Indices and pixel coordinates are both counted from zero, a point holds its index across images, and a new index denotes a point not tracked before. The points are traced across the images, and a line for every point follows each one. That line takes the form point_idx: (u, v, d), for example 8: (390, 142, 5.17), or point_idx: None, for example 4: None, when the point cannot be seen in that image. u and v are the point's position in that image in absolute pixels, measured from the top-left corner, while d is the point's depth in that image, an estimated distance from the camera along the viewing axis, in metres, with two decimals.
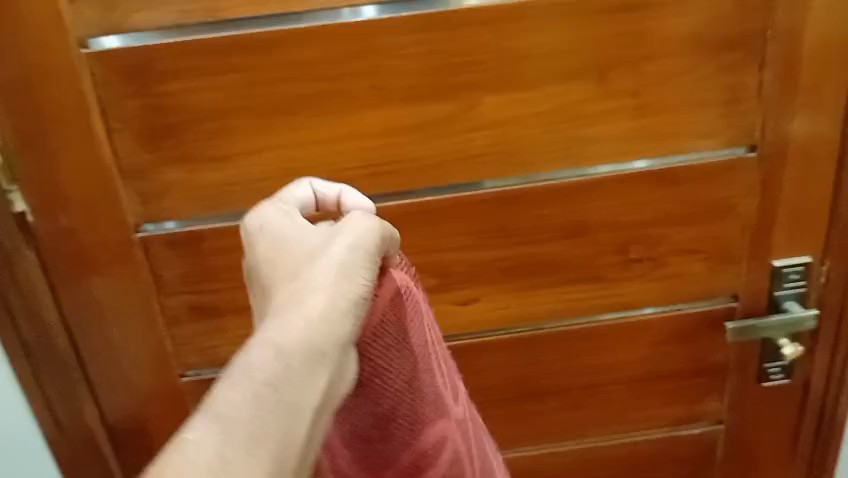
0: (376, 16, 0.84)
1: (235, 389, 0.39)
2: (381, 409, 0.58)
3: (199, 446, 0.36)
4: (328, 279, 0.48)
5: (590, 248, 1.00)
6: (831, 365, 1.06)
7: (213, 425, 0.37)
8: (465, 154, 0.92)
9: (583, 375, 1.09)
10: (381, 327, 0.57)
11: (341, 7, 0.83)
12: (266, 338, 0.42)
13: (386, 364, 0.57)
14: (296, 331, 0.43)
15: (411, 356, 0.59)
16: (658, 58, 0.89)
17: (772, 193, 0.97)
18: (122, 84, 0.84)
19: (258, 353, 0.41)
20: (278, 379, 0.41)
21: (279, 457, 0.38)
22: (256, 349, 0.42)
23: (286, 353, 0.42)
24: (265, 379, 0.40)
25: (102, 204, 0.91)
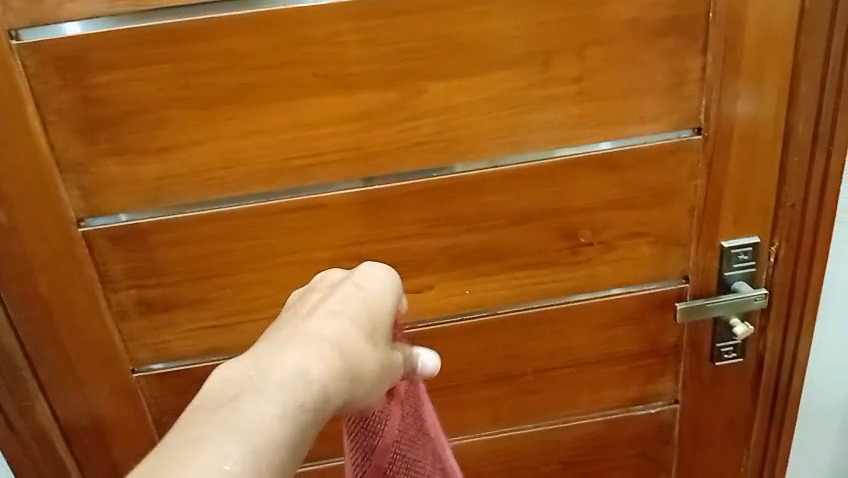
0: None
1: (274, 434, 0.45)
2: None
3: None
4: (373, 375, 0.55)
5: (539, 235, 0.97)
6: (783, 342, 1.09)
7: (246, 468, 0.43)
8: (409, 143, 0.89)
9: (538, 360, 1.08)
10: (402, 423, 0.67)
11: None
12: (317, 397, 0.49)
13: (411, 456, 0.68)
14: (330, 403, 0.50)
15: (426, 442, 0.70)
16: (602, 42, 0.86)
17: (719, 175, 0.96)
18: (55, 74, 0.80)
19: (311, 408, 0.48)
20: (304, 440, 0.47)
21: None
22: (309, 399, 0.48)
23: (320, 422, 0.49)
24: (298, 439, 0.47)
25: (42, 199, 0.86)
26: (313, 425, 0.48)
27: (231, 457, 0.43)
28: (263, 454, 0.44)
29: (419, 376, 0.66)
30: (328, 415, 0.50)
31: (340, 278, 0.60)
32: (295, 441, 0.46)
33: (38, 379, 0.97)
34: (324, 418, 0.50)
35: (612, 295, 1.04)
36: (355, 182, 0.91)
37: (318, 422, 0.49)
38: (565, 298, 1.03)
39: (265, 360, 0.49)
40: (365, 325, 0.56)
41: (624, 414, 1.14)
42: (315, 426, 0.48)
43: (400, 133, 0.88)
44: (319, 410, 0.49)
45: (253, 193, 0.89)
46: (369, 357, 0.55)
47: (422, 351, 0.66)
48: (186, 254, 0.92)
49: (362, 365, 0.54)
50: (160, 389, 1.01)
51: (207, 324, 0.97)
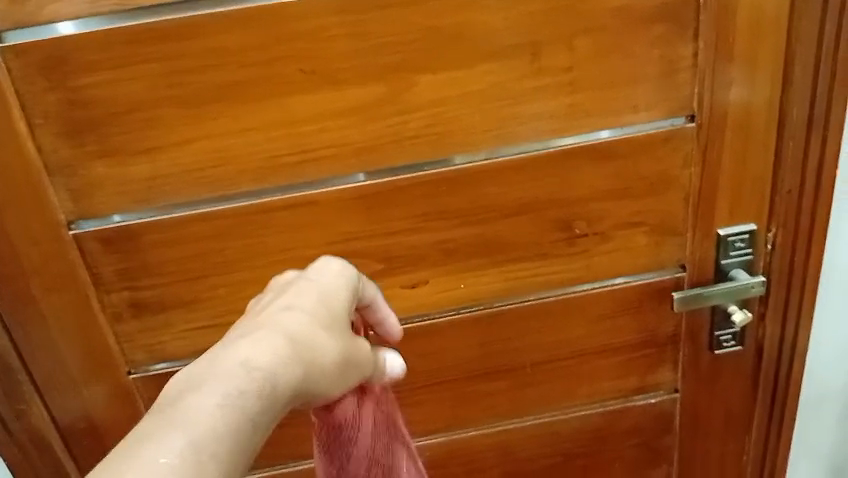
0: None
1: (218, 419, 0.46)
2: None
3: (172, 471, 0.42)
4: (323, 365, 0.56)
5: (533, 227, 0.97)
6: (782, 329, 1.08)
7: (189, 454, 0.44)
8: (399, 138, 0.88)
9: (536, 353, 1.07)
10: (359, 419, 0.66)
11: None
12: (265, 383, 0.50)
13: None
14: (281, 389, 0.51)
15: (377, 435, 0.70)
16: (591, 31, 0.86)
17: (713, 163, 0.95)
18: (40, 77, 0.80)
19: (258, 395, 0.49)
20: (254, 425, 0.48)
21: None
22: (253, 387, 0.49)
23: (271, 408, 0.50)
24: (245, 423, 0.47)
25: (31, 202, 0.86)
26: (262, 411, 0.49)
27: (179, 448, 0.44)
28: (211, 441, 0.45)
29: (385, 380, 0.69)
30: (279, 403, 0.51)
31: (279, 287, 0.63)
32: (242, 426, 0.47)
33: (34, 383, 0.97)
34: (276, 405, 0.51)
35: (614, 285, 1.03)
36: (359, 175, 0.90)
37: (268, 409, 0.50)
38: (564, 290, 1.03)
39: (206, 363, 0.51)
40: (308, 320, 0.58)
41: (623, 405, 1.14)
42: (264, 413, 0.49)
43: (390, 128, 0.87)
44: (267, 396, 0.50)
45: (244, 191, 0.89)
46: (316, 348, 0.56)
47: (388, 354, 0.69)
48: (178, 254, 0.91)
49: (308, 355, 0.55)
50: (157, 390, 1.01)
51: (202, 323, 0.96)
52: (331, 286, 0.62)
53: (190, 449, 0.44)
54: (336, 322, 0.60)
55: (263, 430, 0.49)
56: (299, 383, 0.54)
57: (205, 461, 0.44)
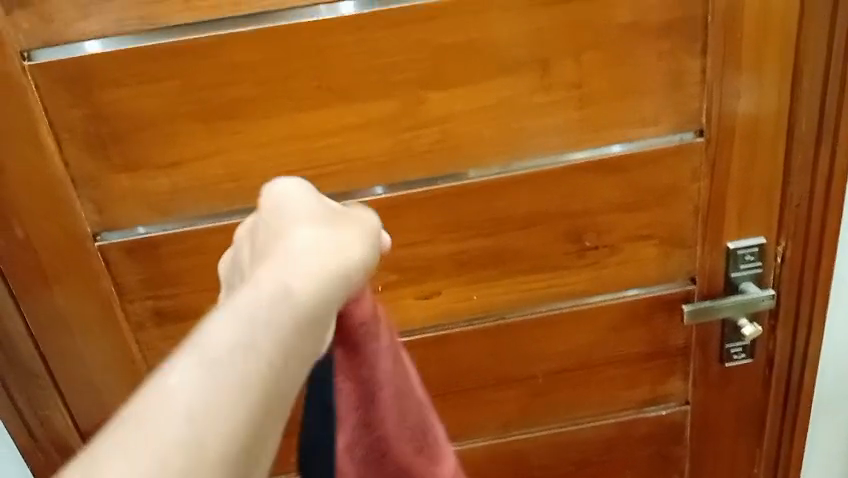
0: (353, 11, 0.83)
1: (225, 340, 0.43)
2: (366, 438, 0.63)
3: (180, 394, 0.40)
4: (349, 267, 0.53)
5: (544, 239, 0.99)
6: (792, 342, 1.09)
7: (198, 375, 0.41)
8: (412, 152, 0.90)
9: (547, 363, 1.09)
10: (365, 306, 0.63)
11: (317, 4, 0.82)
12: (268, 299, 0.46)
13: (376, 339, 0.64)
14: (293, 298, 0.47)
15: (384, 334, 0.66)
16: (600, 48, 0.88)
17: (722, 176, 0.97)
18: (67, 93, 0.83)
19: (279, 313, 0.46)
20: (271, 339, 0.44)
21: (263, 415, 0.42)
22: (272, 307, 0.46)
23: (300, 325, 0.47)
24: (258, 338, 0.44)
25: (57, 214, 0.89)
26: (289, 330, 0.46)
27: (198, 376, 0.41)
28: (235, 365, 0.42)
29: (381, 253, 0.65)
30: (307, 317, 0.48)
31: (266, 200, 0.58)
32: (255, 341, 0.44)
33: (60, 390, 1.00)
34: (306, 321, 0.48)
35: (625, 297, 1.05)
36: (377, 188, 0.93)
37: (296, 325, 0.46)
38: (574, 302, 1.04)
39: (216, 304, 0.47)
40: (311, 228, 0.54)
41: (635, 416, 1.15)
42: (291, 330, 0.46)
43: (403, 142, 0.90)
44: (290, 313, 0.46)
45: None
46: (333, 251, 0.52)
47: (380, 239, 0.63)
48: (197, 263, 0.94)
49: (328, 259, 0.51)
50: None
51: None
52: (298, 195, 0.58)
53: (197, 371, 0.41)
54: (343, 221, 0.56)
55: (296, 348, 0.46)
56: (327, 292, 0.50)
57: (228, 385, 0.41)
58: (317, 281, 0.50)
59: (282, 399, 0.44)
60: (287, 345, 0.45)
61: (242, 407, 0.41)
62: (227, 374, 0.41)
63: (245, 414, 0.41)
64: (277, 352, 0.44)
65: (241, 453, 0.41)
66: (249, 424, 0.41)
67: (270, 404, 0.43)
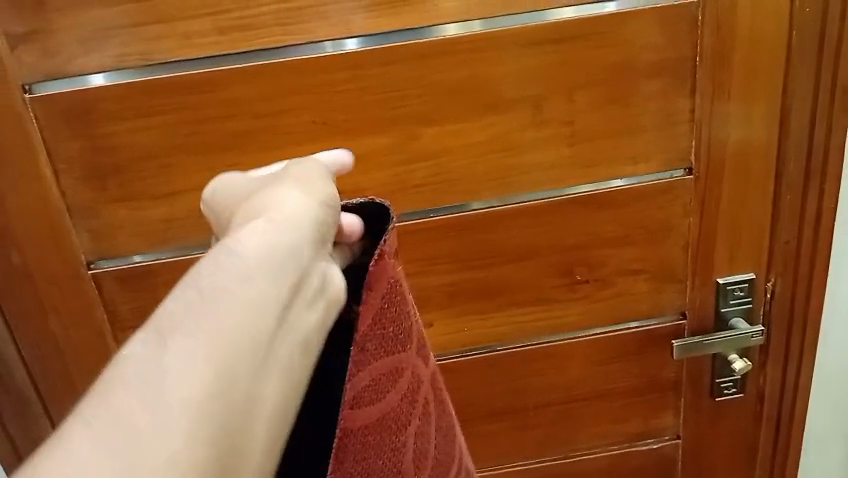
0: (358, 48, 0.84)
1: (166, 323, 0.41)
2: (396, 427, 0.55)
3: (122, 381, 0.38)
4: (295, 212, 0.51)
5: (535, 272, 1.00)
6: (784, 377, 1.09)
7: (139, 358, 0.39)
8: (405, 185, 0.92)
9: (538, 395, 1.09)
10: (388, 295, 0.56)
11: (321, 41, 0.84)
12: (206, 272, 0.45)
13: (391, 335, 0.56)
14: (235, 260, 0.46)
15: (402, 341, 0.57)
16: (589, 87, 0.89)
17: (711, 211, 0.98)
18: (66, 125, 0.85)
19: (223, 267, 0.45)
20: (213, 304, 0.43)
21: (219, 377, 0.40)
22: (218, 266, 0.45)
23: (253, 275, 0.45)
24: (198, 308, 0.42)
25: (52, 243, 0.90)
26: (237, 281, 0.44)
27: (149, 341, 0.40)
28: (183, 324, 0.41)
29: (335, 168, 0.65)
30: (257, 263, 0.46)
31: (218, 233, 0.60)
32: (194, 311, 0.42)
33: (51, 418, 0.99)
34: (260, 271, 0.46)
35: (630, 328, 1.06)
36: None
37: (246, 276, 0.45)
38: (574, 333, 1.05)
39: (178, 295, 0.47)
40: (247, 205, 0.54)
41: (626, 450, 1.15)
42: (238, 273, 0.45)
43: (395, 176, 0.91)
44: (236, 265, 0.45)
45: None
46: (274, 206, 0.51)
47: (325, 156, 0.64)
48: None
49: (266, 222, 0.49)
50: None
51: None
52: (241, 187, 0.58)
53: (140, 355, 0.40)
54: (282, 182, 0.55)
55: (253, 296, 0.45)
56: (283, 239, 0.49)
57: (178, 334, 0.40)
58: (266, 232, 0.48)
59: (250, 346, 0.42)
60: (238, 293, 0.44)
61: (199, 354, 0.40)
62: (174, 333, 0.40)
63: (205, 354, 0.40)
64: (228, 300, 0.43)
65: (195, 399, 0.39)
66: (212, 371, 0.40)
67: (234, 350, 0.41)
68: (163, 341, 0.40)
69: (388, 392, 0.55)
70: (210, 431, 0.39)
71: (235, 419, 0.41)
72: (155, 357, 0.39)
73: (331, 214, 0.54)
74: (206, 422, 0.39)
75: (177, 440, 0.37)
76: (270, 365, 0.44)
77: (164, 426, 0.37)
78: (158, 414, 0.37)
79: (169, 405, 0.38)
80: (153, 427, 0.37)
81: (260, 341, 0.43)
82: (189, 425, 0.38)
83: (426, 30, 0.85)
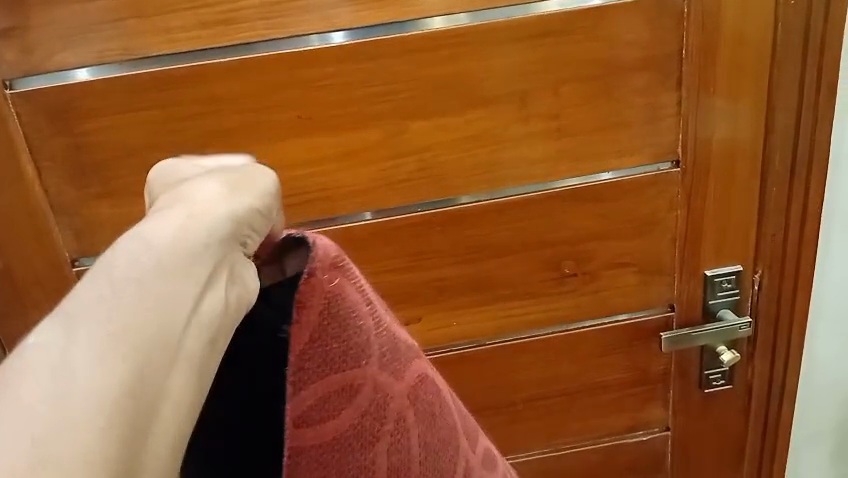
0: (344, 41, 0.84)
1: (72, 314, 0.37)
2: (361, 445, 0.48)
3: (22, 383, 0.34)
4: (221, 198, 0.45)
5: (523, 266, 0.99)
6: (772, 368, 1.10)
7: (43, 355, 0.35)
8: (391, 180, 0.91)
9: (527, 389, 1.09)
10: (328, 306, 0.47)
11: (309, 34, 0.83)
12: (119, 255, 0.40)
13: (341, 348, 0.48)
14: (150, 244, 0.40)
15: (363, 349, 0.49)
16: (575, 80, 0.89)
17: (698, 203, 0.98)
18: (48, 122, 0.84)
19: (138, 253, 0.40)
20: (124, 296, 0.38)
21: (131, 379, 0.36)
22: (134, 248, 0.40)
23: (172, 257, 0.40)
24: (110, 299, 0.38)
25: (34, 240, 0.89)
26: (151, 268, 0.39)
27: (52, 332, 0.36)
28: (87, 316, 0.37)
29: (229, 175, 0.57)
30: (175, 249, 0.41)
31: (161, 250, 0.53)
32: (103, 304, 0.37)
33: None
34: (180, 253, 0.41)
35: (618, 321, 1.06)
36: (367, 213, 0.93)
37: (164, 259, 0.40)
38: (562, 327, 1.05)
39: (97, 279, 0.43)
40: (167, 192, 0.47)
41: (615, 443, 1.15)
42: (154, 262, 0.40)
43: (382, 171, 0.91)
44: (152, 250, 0.40)
45: None
46: (195, 190, 0.45)
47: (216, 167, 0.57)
48: None
49: (188, 206, 0.43)
50: None
51: None
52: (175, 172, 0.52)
53: (43, 352, 0.36)
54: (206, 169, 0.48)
55: (169, 287, 0.40)
56: (207, 218, 0.43)
57: (85, 331, 0.36)
58: (188, 212, 0.43)
59: (164, 340, 0.38)
60: (152, 280, 0.39)
61: (107, 354, 0.36)
62: (79, 325, 0.36)
63: (115, 353, 0.36)
64: (141, 294, 0.39)
65: (105, 403, 0.35)
66: (119, 366, 0.36)
67: (145, 342, 0.37)
68: (66, 336, 0.36)
69: (343, 411, 0.48)
70: (123, 438, 0.35)
71: (148, 424, 0.36)
72: (58, 357, 0.35)
73: (265, 208, 0.47)
74: (114, 419, 0.35)
75: (90, 448, 0.33)
76: (191, 350, 0.40)
77: (64, 426, 0.33)
78: (66, 419, 0.34)
79: (76, 411, 0.34)
80: (50, 427, 0.33)
81: (175, 331, 0.39)
82: (89, 422, 0.34)
83: (411, 24, 0.84)
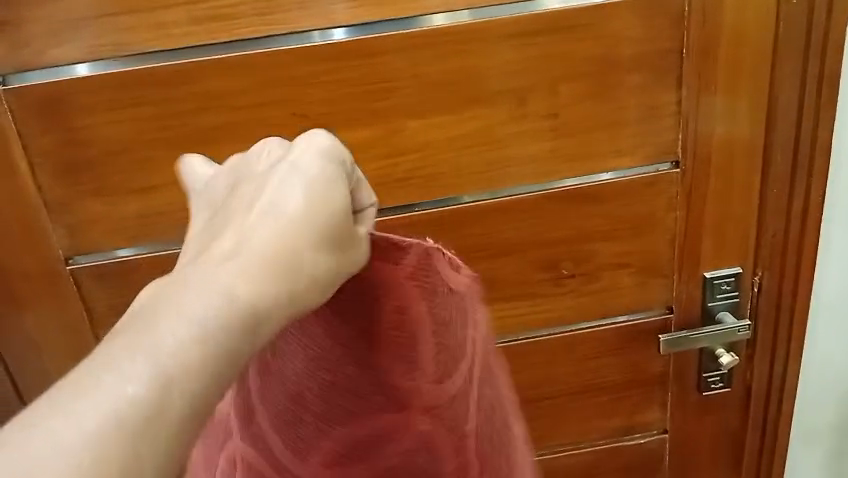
0: (344, 38, 0.83)
1: (160, 353, 0.41)
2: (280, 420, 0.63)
3: (98, 410, 0.39)
4: (302, 266, 0.49)
5: (520, 267, 0.98)
6: (770, 371, 1.09)
7: (124, 390, 0.39)
8: (387, 179, 0.90)
9: (523, 389, 1.08)
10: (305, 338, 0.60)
11: (310, 30, 0.82)
12: (215, 303, 0.44)
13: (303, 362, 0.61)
14: (241, 304, 0.45)
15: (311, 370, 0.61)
16: (573, 79, 0.88)
17: (698, 204, 0.97)
18: (40, 117, 0.83)
19: (228, 311, 0.44)
20: (206, 352, 0.42)
21: (179, 439, 0.40)
22: (224, 314, 0.44)
23: (241, 333, 0.44)
24: (191, 352, 0.42)
25: (28, 238, 0.88)
26: (231, 330, 0.44)
27: (131, 374, 0.40)
28: (170, 366, 0.41)
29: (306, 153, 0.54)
30: (254, 315, 0.45)
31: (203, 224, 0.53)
32: (187, 355, 0.42)
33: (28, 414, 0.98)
34: (250, 330, 0.45)
35: (616, 322, 1.05)
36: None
37: (241, 323, 0.44)
38: (559, 328, 1.04)
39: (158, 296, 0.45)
40: (265, 217, 0.50)
41: (612, 444, 1.14)
42: (237, 324, 0.44)
43: (378, 170, 0.90)
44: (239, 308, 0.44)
45: None
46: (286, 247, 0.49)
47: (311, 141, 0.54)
48: None
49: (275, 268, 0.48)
50: None
51: None
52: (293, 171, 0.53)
53: (126, 388, 0.39)
54: (287, 216, 0.50)
55: (235, 352, 0.44)
56: (279, 302, 0.47)
57: (162, 380, 0.40)
58: (274, 276, 0.47)
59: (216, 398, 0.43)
60: (227, 339, 0.43)
61: (170, 409, 0.40)
62: (153, 379, 0.40)
63: (173, 412, 0.40)
64: (217, 354, 0.43)
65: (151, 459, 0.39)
66: (164, 435, 0.40)
67: (195, 410, 0.41)
68: (143, 388, 0.40)
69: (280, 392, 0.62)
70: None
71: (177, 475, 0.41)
72: (130, 400, 0.39)
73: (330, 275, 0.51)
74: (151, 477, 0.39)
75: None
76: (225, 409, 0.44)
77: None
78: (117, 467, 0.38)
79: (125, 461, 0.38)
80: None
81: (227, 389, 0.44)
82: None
83: (411, 21, 0.83)
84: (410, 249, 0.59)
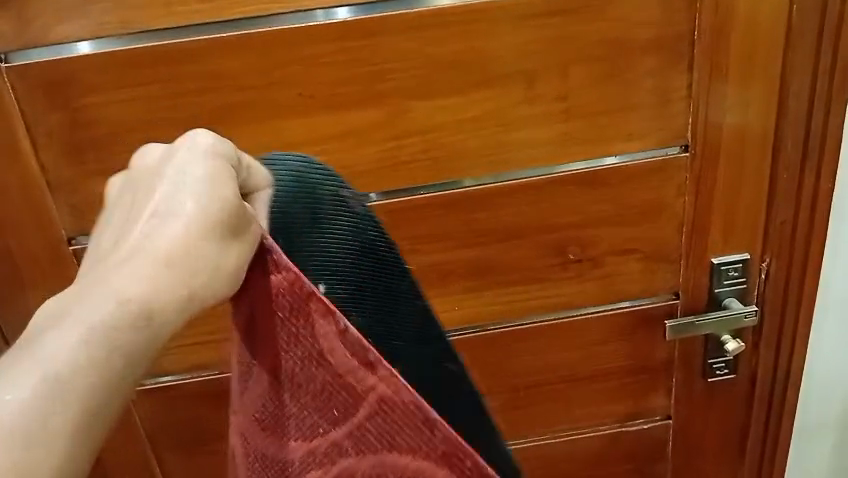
0: (348, 17, 0.82)
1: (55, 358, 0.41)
2: None
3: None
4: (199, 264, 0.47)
5: (527, 251, 0.98)
6: (776, 357, 1.08)
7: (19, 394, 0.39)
8: (395, 161, 0.90)
9: (529, 374, 1.08)
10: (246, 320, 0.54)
11: (313, 9, 0.81)
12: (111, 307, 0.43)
13: None
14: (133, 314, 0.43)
15: None
16: (583, 61, 0.87)
17: (707, 189, 0.96)
18: (44, 96, 0.82)
19: (122, 323, 0.43)
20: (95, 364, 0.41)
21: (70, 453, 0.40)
22: (115, 322, 0.43)
23: (141, 341, 0.44)
24: (80, 362, 0.41)
25: (32, 218, 0.88)
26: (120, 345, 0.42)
27: (12, 385, 0.40)
28: (61, 373, 0.40)
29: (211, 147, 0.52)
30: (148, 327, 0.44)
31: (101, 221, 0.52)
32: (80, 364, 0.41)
33: None
34: (148, 337, 0.44)
35: (621, 307, 1.04)
36: (372, 195, 0.92)
37: (134, 334, 0.43)
38: (565, 313, 1.03)
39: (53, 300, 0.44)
40: (153, 212, 0.48)
41: (616, 430, 1.14)
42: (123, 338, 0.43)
43: (385, 152, 0.89)
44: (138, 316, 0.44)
45: None
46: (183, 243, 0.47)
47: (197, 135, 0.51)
48: None
49: (179, 267, 0.46)
50: (153, 402, 1.03)
51: (201, 339, 0.97)
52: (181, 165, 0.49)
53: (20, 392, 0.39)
54: (186, 220, 0.47)
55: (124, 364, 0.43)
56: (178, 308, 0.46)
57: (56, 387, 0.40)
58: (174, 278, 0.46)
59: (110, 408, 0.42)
60: (112, 351, 0.42)
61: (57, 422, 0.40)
62: (47, 388, 0.40)
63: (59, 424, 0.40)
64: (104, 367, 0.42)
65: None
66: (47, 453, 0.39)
67: (89, 420, 0.41)
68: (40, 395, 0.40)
69: None
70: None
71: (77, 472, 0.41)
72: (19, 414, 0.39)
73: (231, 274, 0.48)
74: None
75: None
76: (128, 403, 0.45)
77: None
78: None
79: None
80: None
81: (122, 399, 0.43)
82: None
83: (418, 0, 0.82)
84: (281, 269, 0.48)
